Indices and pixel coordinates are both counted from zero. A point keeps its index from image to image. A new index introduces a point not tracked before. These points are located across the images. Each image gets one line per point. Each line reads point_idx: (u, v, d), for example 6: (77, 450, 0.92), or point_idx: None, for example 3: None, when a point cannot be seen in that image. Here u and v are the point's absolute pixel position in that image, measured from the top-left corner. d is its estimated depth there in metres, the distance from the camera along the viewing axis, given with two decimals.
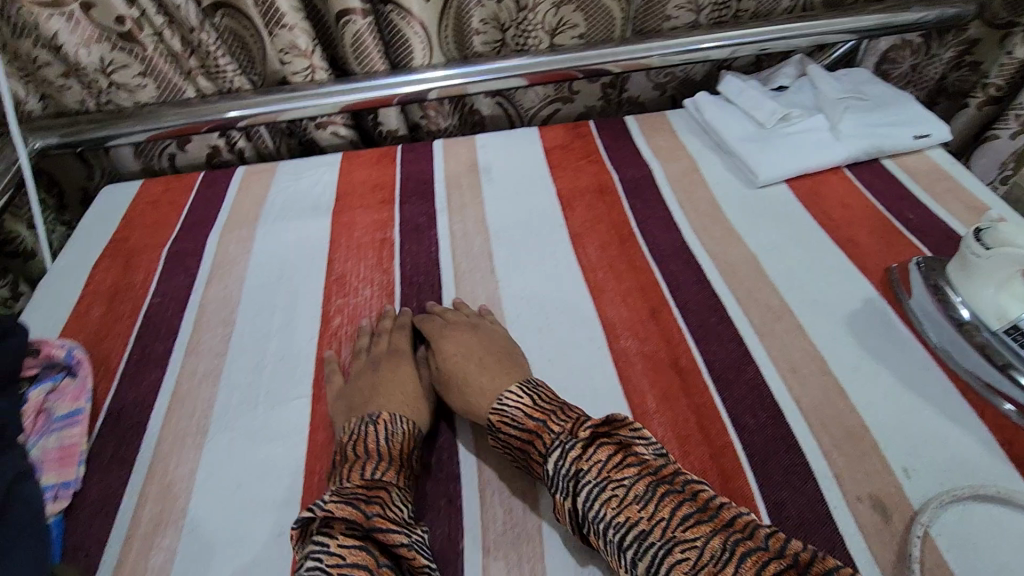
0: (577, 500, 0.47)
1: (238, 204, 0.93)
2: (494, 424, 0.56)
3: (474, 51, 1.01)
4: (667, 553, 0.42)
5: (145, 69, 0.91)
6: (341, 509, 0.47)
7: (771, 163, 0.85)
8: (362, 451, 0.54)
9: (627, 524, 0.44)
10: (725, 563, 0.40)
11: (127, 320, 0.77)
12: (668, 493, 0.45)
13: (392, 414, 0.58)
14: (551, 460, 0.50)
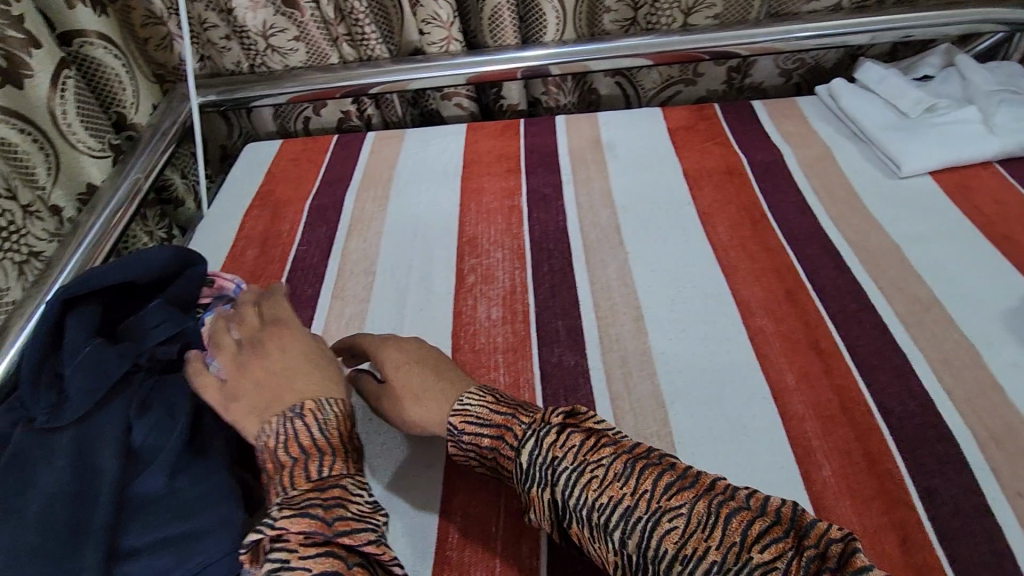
0: (556, 490, 0.45)
1: (371, 166, 0.99)
2: (458, 425, 0.51)
3: (603, 29, 1.03)
4: (656, 525, 0.41)
5: (300, 34, 0.98)
6: (298, 521, 0.43)
7: (917, 153, 0.82)
8: (297, 451, 0.49)
9: (612, 504, 0.43)
10: (711, 527, 0.40)
11: (278, 264, 0.83)
12: (645, 466, 0.44)
13: (318, 399, 0.53)
14: (525, 451, 0.46)
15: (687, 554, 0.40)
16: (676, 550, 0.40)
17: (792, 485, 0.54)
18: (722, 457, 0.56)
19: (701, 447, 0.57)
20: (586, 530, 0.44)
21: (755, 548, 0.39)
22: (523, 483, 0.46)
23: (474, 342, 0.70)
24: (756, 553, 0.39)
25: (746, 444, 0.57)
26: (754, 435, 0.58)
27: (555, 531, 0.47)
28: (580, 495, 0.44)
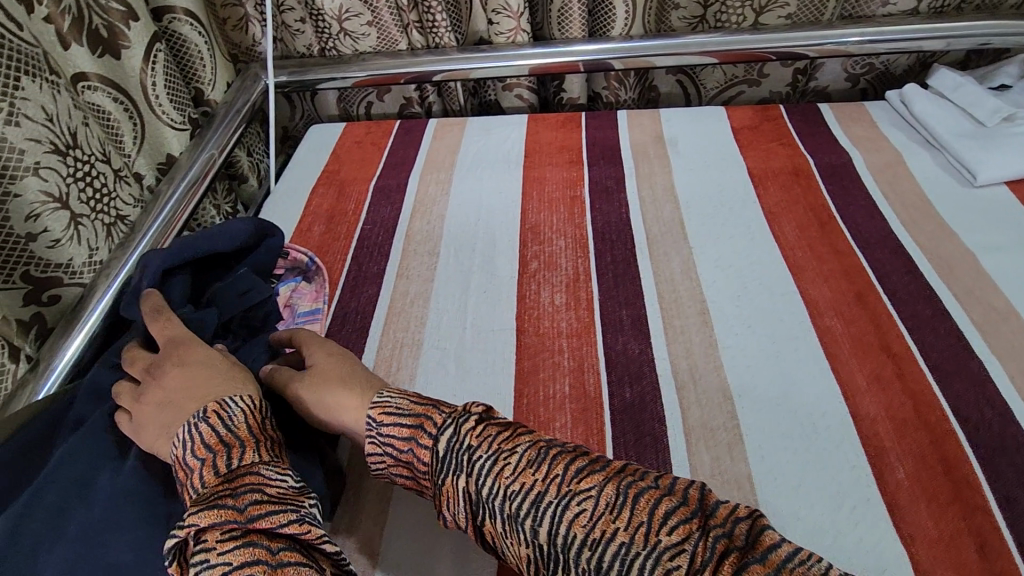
0: (469, 480, 0.44)
1: (433, 151, 1.00)
2: (376, 418, 0.49)
3: (670, 25, 1.03)
4: (565, 510, 0.41)
5: (372, 19, 1.00)
6: (204, 516, 0.39)
7: (995, 162, 0.80)
8: (203, 451, 0.44)
9: (524, 490, 0.42)
10: (620, 509, 0.40)
11: (344, 241, 0.86)
12: (558, 454, 0.44)
13: (221, 398, 0.47)
14: (443, 439, 0.45)
15: (597, 537, 0.39)
16: (586, 534, 0.40)
17: (864, 484, 0.54)
18: (790, 452, 0.56)
19: (769, 441, 0.57)
20: (500, 522, 0.42)
21: (663, 531, 0.39)
22: (439, 474, 0.45)
23: (538, 326, 0.71)
24: (665, 536, 0.38)
25: (815, 441, 0.57)
26: (824, 433, 0.57)
27: (468, 528, 0.45)
28: (491, 483, 0.43)
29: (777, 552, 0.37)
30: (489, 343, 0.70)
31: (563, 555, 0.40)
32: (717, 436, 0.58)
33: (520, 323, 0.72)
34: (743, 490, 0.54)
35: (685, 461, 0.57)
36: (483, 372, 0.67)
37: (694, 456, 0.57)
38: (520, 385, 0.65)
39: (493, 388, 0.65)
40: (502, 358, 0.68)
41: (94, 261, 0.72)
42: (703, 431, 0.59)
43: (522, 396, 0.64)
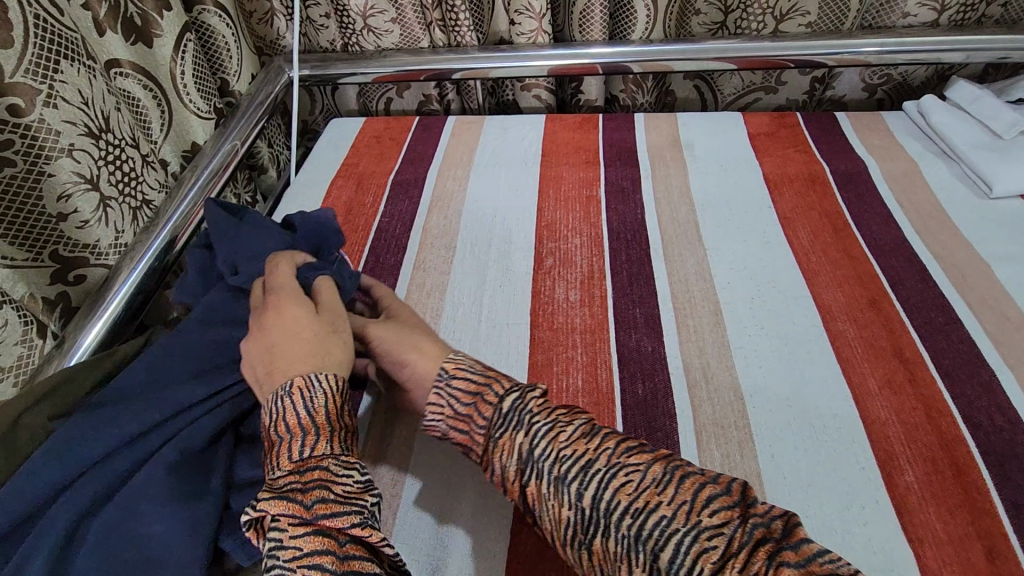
0: (525, 439, 0.46)
1: (451, 148, 1.02)
2: (448, 371, 0.52)
3: (690, 31, 1.04)
4: (612, 479, 0.43)
5: (396, 17, 1.02)
6: (275, 505, 0.42)
7: (1011, 174, 0.81)
8: (282, 431, 0.46)
9: (574, 455, 0.44)
10: (667, 485, 0.41)
11: (362, 233, 0.87)
12: (610, 431, 0.46)
13: (305, 374, 0.48)
14: (507, 400, 0.48)
15: (639, 508, 0.41)
16: (628, 502, 0.41)
17: (873, 486, 0.54)
18: (800, 452, 0.57)
19: (780, 440, 0.58)
20: (545, 483, 0.44)
21: (706, 512, 0.40)
22: (496, 427, 0.48)
23: (552, 322, 0.72)
24: (707, 517, 0.39)
25: (825, 442, 0.57)
26: (834, 435, 0.58)
27: (509, 488, 0.47)
28: (545, 445, 0.45)
29: (811, 546, 0.37)
30: (503, 336, 0.71)
31: (603, 522, 0.42)
32: (728, 433, 0.59)
33: (534, 318, 0.72)
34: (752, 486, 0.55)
35: (695, 457, 0.57)
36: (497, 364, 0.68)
37: (704, 452, 0.58)
38: (533, 378, 0.66)
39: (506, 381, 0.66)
40: (515, 351, 0.69)
41: (119, 243, 0.73)
42: (713, 429, 0.59)
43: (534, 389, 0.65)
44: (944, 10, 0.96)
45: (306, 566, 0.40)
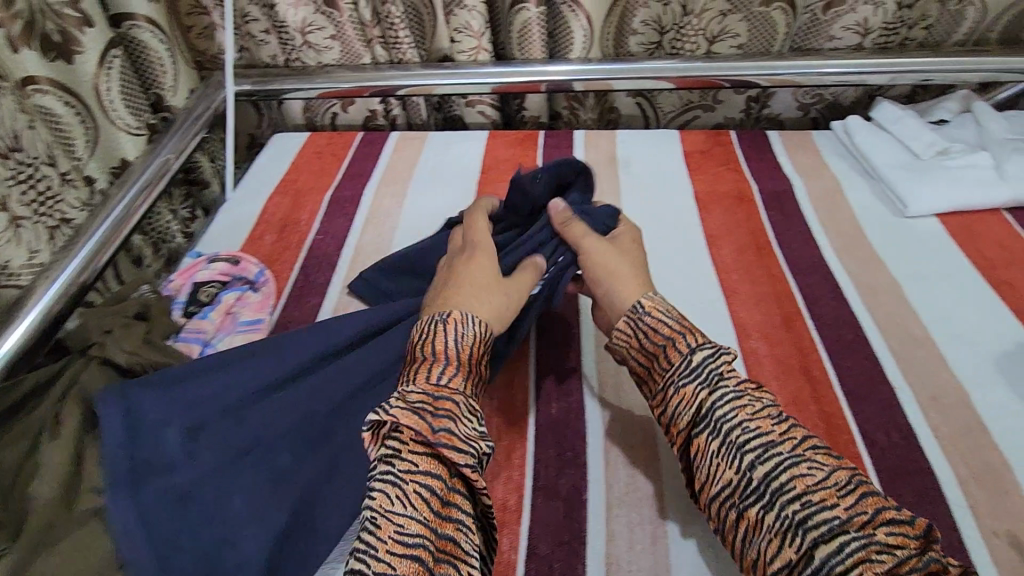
0: (710, 396, 0.49)
1: (392, 164, 1.02)
2: (646, 307, 0.57)
3: (628, 50, 1.04)
4: (792, 465, 0.44)
5: (336, 33, 1.02)
6: (405, 416, 0.46)
7: (926, 194, 0.84)
8: (430, 352, 0.53)
9: (758, 432, 0.46)
10: (848, 492, 0.42)
11: (294, 250, 0.87)
12: (797, 423, 0.48)
13: (465, 313, 0.56)
14: (699, 353, 0.52)
15: (812, 499, 0.42)
16: (803, 491, 0.43)
17: None
18: None
19: None
20: (716, 441, 0.47)
21: (881, 528, 0.40)
22: (681, 375, 0.51)
23: None
24: (882, 533, 0.40)
25: None
26: None
27: (677, 434, 0.51)
28: (732, 413, 0.48)
29: None
30: None
31: (770, 497, 0.43)
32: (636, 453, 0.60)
33: None
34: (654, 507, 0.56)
35: (601, 479, 0.58)
36: None
37: (611, 474, 0.59)
38: None
39: None
40: None
41: (34, 263, 0.73)
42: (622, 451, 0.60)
43: None
44: (868, 34, 0.99)
45: (414, 481, 0.44)
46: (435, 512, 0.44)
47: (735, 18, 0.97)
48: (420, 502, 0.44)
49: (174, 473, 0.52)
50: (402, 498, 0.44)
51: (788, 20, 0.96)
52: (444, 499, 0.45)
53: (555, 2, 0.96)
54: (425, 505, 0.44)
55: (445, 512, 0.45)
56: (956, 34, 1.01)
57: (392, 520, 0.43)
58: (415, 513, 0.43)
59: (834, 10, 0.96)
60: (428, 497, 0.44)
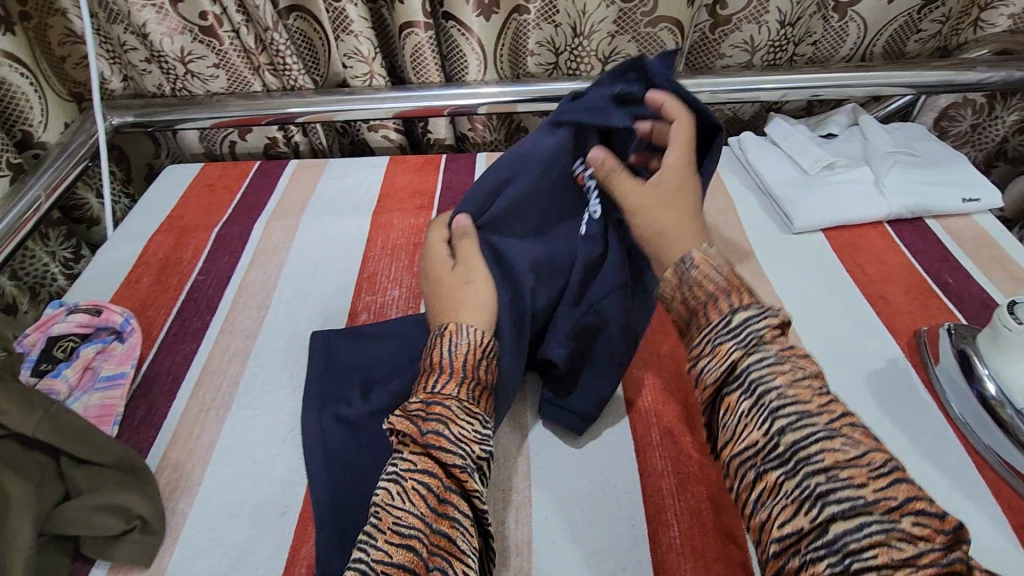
0: (749, 354, 0.43)
1: (286, 195, 0.98)
2: (693, 256, 0.49)
3: (527, 71, 1.04)
4: (826, 440, 0.39)
5: (219, 62, 0.97)
6: (400, 421, 0.49)
7: (810, 210, 0.85)
8: (432, 364, 0.54)
9: (795, 400, 0.41)
10: (881, 475, 0.37)
11: (172, 293, 0.82)
12: (838, 399, 0.42)
13: (459, 324, 0.56)
14: (741, 313, 0.45)
15: (838, 475, 0.37)
16: (833, 466, 0.38)
17: (637, 546, 0.54)
18: (576, 512, 0.57)
19: (557, 503, 0.58)
20: (748, 401, 0.42)
21: (907, 518, 0.35)
22: (715, 331, 0.45)
23: None
24: (908, 522, 0.35)
25: (600, 502, 0.57)
26: (612, 492, 0.58)
27: (703, 389, 0.45)
28: (770, 375, 0.42)
29: None
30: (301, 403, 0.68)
31: (792, 465, 0.39)
32: (507, 498, 0.58)
33: None
34: (520, 557, 0.54)
35: None
36: (290, 435, 0.65)
37: None
38: None
39: (292, 454, 0.63)
40: None
41: None
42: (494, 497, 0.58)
43: None
44: (755, 52, 1.01)
45: (412, 478, 0.46)
46: (431, 508, 0.45)
47: (624, 39, 0.97)
48: (417, 498, 0.45)
49: (328, 433, 0.63)
50: (402, 494, 0.46)
51: (676, 40, 0.96)
52: (440, 496, 0.46)
53: (445, 26, 0.95)
54: (422, 501, 0.45)
55: (440, 509, 0.46)
56: (842, 49, 1.03)
57: (392, 512, 0.45)
58: (412, 508, 0.45)
59: (720, 30, 0.98)
60: (425, 494, 0.46)
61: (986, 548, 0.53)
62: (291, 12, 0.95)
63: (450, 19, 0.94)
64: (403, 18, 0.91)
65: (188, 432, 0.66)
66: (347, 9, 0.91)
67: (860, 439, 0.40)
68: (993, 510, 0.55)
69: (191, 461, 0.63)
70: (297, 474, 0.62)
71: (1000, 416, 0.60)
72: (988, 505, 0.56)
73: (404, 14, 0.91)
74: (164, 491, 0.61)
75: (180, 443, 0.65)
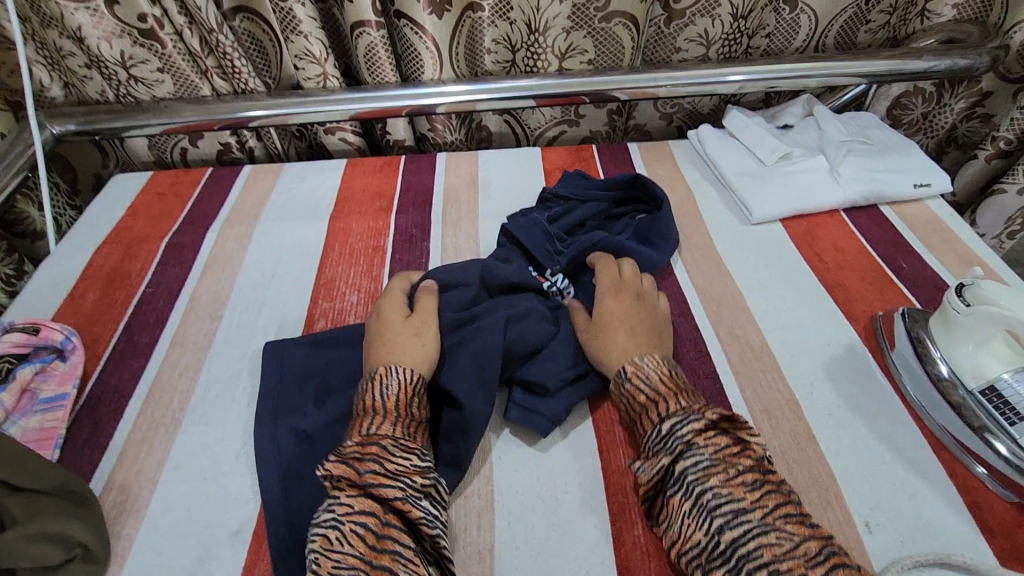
0: (681, 461, 0.50)
1: (240, 202, 0.95)
2: (629, 372, 0.57)
3: (485, 69, 1.03)
4: (761, 534, 0.44)
5: (164, 66, 0.94)
6: (335, 466, 0.49)
7: (768, 201, 0.85)
8: (366, 407, 0.55)
9: (730, 498, 0.47)
10: (817, 563, 0.42)
11: (120, 307, 0.79)
12: (773, 490, 0.47)
13: (389, 366, 0.57)
14: (669, 422, 0.52)
15: (778, 568, 0.42)
16: (770, 559, 0.43)
17: (601, 544, 0.54)
18: (538, 514, 0.56)
19: (518, 505, 0.57)
20: (688, 502, 0.48)
21: None
22: (654, 443, 0.52)
23: None
24: None
25: (563, 502, 0.57)
26: (574, 492, 0.58)
27: (647, 491, 0.52)
28: (704, 478, 0.48)
29: None
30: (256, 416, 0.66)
31: (736, 563, 0.44)
32: (469, 503, 0.57)
33: None
34: (483, 563, 0.53)
35: None
36: (244, 449, 0.63)
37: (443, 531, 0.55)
38: None
39: (247, 469, 0.61)
40: None
41: None
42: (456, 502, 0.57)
43: None
44: (710, 45, 1.01)
45: (350, 521, 0.47)
46: (371, 547, 0.46)
47: (579, 34, 0.97)
48: (356, 539, 0.46)
49: (281, 451, 0.60)
50: (341, 537, 0.46)
51: (631, 35, 0.97)
52: (380, 533, 0.47)
53: (397, 25, 0.93)
54: (361, 542, 0.46)
55: (381, 545, 0.46)
56: (795, 41, 1.05)
57: (331, 557, 0.45)
58: (352, 549, 0.45)
59: (675, 24, 0.98)
60: (364, 534, 0.46)
61: (942, 529, 0.53)
62: (236, 13, 0.92)
63: (402, 17, 0.91)
64: (354, 17, 0.89)
65: (135, 451, 0.63)
66: (295, 9, 0.88)
67: (796, 528, 0.45)
68: (949, 490, 0.56)
69: (138, 482, 0.61)
70: (251, 490, 0.60)
71: (952, 397, 0.60)
72: (943, 486, 0.56)
73: (354, 14, 0.89)
74: (110, 516, 0.58)
75: (126, 464, 0.62)
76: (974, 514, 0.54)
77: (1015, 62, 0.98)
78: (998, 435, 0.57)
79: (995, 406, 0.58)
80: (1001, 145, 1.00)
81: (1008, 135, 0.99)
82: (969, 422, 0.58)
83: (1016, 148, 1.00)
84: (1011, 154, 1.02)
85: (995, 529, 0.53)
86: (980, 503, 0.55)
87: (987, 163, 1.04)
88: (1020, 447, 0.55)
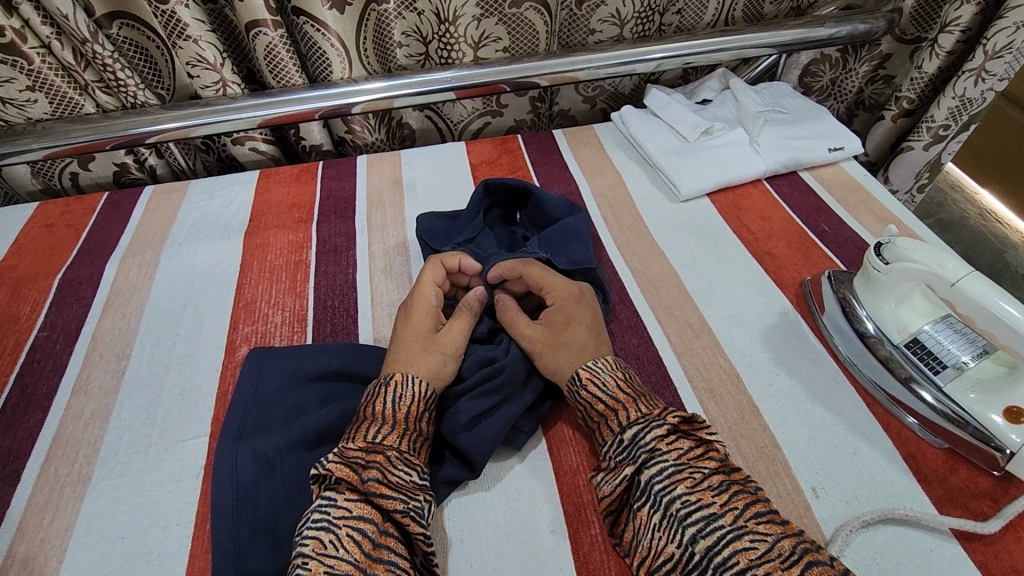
0: (645, 471, 0.49)
1: (142, 229, 0.87)
2: (584, 379, 0.56)
3: (398, 63, 0.99)
4: (735, 539, 0.43)
5: (34, 84, 0.85)
6: (338, 469, 0.48)
7: (692, 176, 0.86)
8: (371, 413, 0.54)
9: (698, 504, 0.46)
10: (793, 564, 0.41)
11: (8, 358, 0.70)
12: (741, 491, 0.47)
13: (404, 375, 0.56)
14: (630, 431, 0.51)
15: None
16: (747, 565, 0.42)
17: (560, 546, 0.52)
18: (492, 528, 0.54)
19: (471, 519, 0.54)
20: (657, 514, 0.47)
21: None
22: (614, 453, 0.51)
23: None
24: None
25: (517, 511, 0.55)
26: (528, 498, 0.56)
27: (608, 504, 0.50)
28: (670, 486, 0.47)
29: None
30: (178, 460, 0.60)
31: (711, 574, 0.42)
32: None
33: (217, 428, 0.63)
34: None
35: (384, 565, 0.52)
36: (165, 499, 0.57)
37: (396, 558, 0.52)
38: (205, 506, 0.57)
39: (171, 519, 0.56)
40: (189, 477, 0.59)
41: None
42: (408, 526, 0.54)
43: (204, 523, 0.56)
44: (623, 25, 1.01)
45: (347, 525, 0.46)
46: (366, 554, 0.45)
47: (490, 22, 0.94)
48: (351, 545, 0.45)
49: (239, 468, 0.56)
50: (335, 542, 0.45)
51: (544, 19, 0.95)
52: (376, 541, 0.46)
53: (296, 23, 0.87)
54: (356, 548, 0.45)
55: (376, 554, 0.45)
56: (705, 17, 1.06)
57: (323, 561, 0.43)
58: (346, 554, 0.44)
59: (587, 5, 0.97)
60: (360, 540, 0.45)
61: (883, 483, 0.55)
62: (113, 19, 0.84)
63: (300, 14, 0.85)
64: (248, 16, 0.82)
65: (36, 520, 0.56)
66: (178, 13, 0.81)
67: (770, 528, 0.44)
68: (886, 444, 0.58)
69: (43, 553, 0.54)
70: (176, 543, 0.54)
71: (880, 352, 0.62)
72: (880, 441, 0.58)
73: (247, 14, 0.82)
74: None
75: (28, 535, 0.55)
76: (911, 464, 0.56)
77: (910, 24, 1.02)
78: (924, 384, 0.58)
79: (918, 356, 0.60)
80: (904, 105, 1.04)
81: (909, 95, 1.03)
82: (897, 375, 0.60)
83: (918, 106, 1.05)
84: (914, 112, 1.06)
85: (931, 476, 0.55)
86: (915, 453, 0.57)
87: (894, 123, 1.08)
88: (944, 394, 0.57)
